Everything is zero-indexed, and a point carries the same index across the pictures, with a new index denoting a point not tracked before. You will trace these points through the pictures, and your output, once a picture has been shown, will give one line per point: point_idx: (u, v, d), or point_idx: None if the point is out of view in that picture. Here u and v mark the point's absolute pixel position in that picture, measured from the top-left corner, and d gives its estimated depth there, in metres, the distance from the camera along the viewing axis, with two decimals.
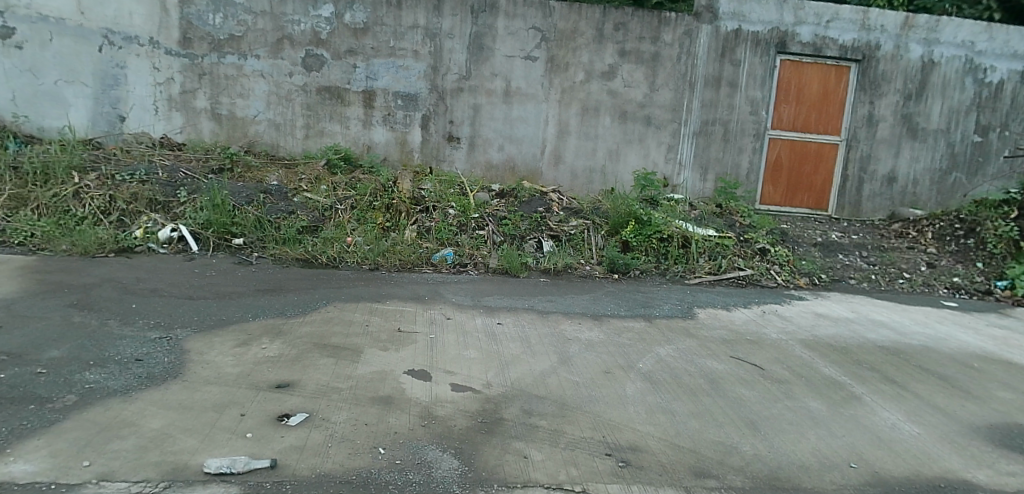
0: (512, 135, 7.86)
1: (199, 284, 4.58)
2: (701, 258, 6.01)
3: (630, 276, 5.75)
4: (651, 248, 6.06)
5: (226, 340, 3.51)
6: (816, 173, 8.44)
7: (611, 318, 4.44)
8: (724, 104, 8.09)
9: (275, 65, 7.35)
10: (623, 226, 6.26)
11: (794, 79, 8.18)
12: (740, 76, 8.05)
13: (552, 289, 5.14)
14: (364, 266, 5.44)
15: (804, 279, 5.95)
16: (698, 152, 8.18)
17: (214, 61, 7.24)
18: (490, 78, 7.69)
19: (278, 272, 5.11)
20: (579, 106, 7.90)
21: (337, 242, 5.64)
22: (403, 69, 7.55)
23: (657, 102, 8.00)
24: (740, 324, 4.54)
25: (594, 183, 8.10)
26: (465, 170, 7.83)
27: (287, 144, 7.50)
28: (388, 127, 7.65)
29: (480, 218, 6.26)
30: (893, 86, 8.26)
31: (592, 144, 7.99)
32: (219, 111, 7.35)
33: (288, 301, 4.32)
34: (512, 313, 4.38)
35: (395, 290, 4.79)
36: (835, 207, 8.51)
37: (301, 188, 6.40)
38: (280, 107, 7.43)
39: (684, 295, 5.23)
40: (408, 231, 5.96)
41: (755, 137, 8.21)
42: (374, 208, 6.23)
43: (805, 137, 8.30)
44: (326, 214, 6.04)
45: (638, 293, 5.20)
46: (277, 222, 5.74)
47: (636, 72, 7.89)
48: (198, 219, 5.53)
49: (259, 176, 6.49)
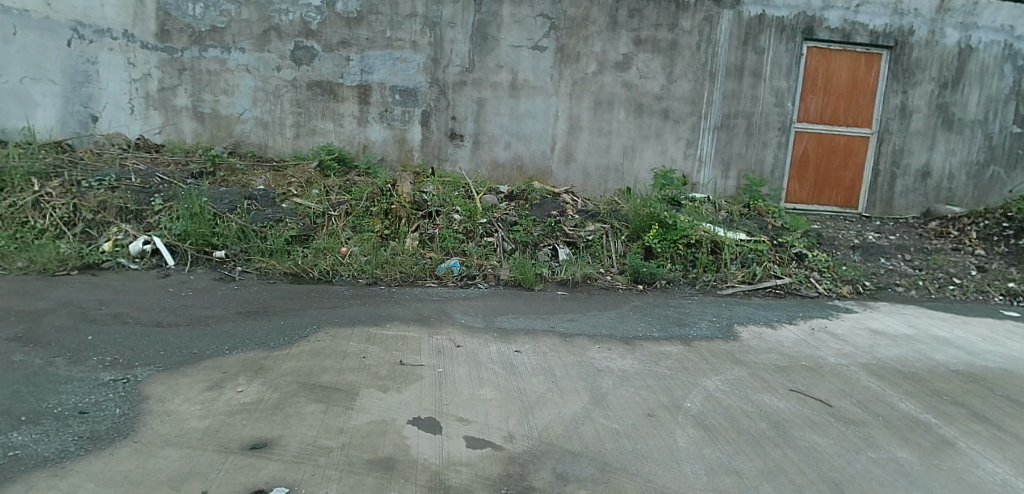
0: (520, 131, 7.28)
1: (172, 308, 4.01)
2: (733, 265, 5.45)
3: (656, 287, 5.19)
4: (678, 255, 5.50)
5: (195, 383, 2.95)
6: (846, 169, 7.86)
7: (643, 342, 3.86)
8: (747, 95, 7.51)
9: (261, 59, 6.76)
10: (645, 230, 5.70)
11: (822, 68, 7.59)
12: (765, 65, 7.45)
13: (572, 304, 4.57)
14: (361, 280, 4.88)
15: (848, 287, 5.37)
16: (720, 148, 7.60)
17: (194, 55, 6.67)
18: (495, 70, 7.11)
19: (264, 290, 4.54)
20: (591, 99, 7.31)
21: (330, 253, 5.09)
22: (401, 62, 6.96)
23: (675, 94, 7.42)
24: (791, 346, 3.97)
25: (609, 182, 7.52)
26: (469, 169, 7.25)
27: (276, 144, 6.92)
28: (385, 125, 7.06)
29: (489, 223, 5.69)
30: (929, 73, 7.67)
31: (606, 141, 7.41)
32: (201, 109, 6.77)
33: (272, 328, 3.75)
34: (530, 339, 3.80)
35: (395, 310, 4.21)
36: (865, 205, 7.94)
37: (290, 192, 5.83)
38: (267, 104, 6.85)
39: (720, 310, 4.65)
40: (409, 239, 5.39)
41: (781, 130, 7.63)
42: (371, 214, 5.65)
43: (834, 130, 7.71)
44: (318, 222, 5.48)
45: (668, 308, 4.62)
46: (263, 231, 5.18)
47: (652, 62, 7.31)
48: (174, 230, 4.98)
49: (245, 180, 5.93)
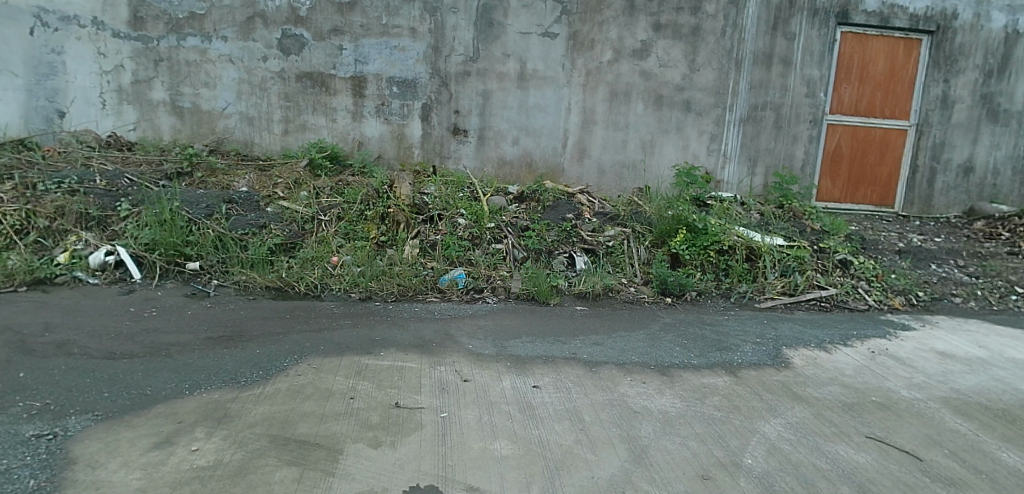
0: (529, 125, 6.69)
1: (130, 334, 3.44)
2: (771, 274, 4.87)
3: (685, 300, 4.63)
4: (708, 263, 4.93)
5: (141, 439, 2.39)
6: (881, 164, 7.27)
7: (679, 372, 3.28)
8: (775, 85, 6.91)
9: (245, 48, 6.18)
10: (671, 235, 5.13)
11: (857, 55, 6.99)
12: (794, 53, 6.85)
13: (593, 323, 3.99)
14: (354, 295, 4.32)
15: (900, 299, 4.79)
16: (746, 142, 7.00)
17: (172, 44, 6.09)
18: (502, 59, 6.51)
19: (242, 309, 3.97)
20: (606, 91, 6.72)
21: (319, 264, 4.53)
22: (398, 51, 6.37)
23: (697, 84, 6.82)
24: (854, 375, 3.39)
25: (625, 180, 6.93)
26: (474, 167, 6.67)
27: (262, 141, 6.35)
28: (382, 119, 6.48)
29: (497, 227, 5.11)
30: (973, 60, 7.05)
31: (622, 135, 6.82)
32: (180, 104, 6.21)
33: (244, 358, 3.18)
34: (549, 369, 3.23)
35: (390, 333, 3.63)
36: (902, 203, 7.36)
37: (276, 194, 5.26)
38: (253, 97, 6.28)
39: (763, 329, 4.05)
40: (408, 247, 4.82)
41: (811, 123, 7.04)
42: (365, 219, 5.07)
43: (869, 122, 7.13)
44: (306, 227, 4.91)
45: (704, 326, 4.04)
46: (244, 239, 4.62)
47: (672, 50, 6.71)
48: (141, 239, 4.42)
49: (226, 181, 5.35)
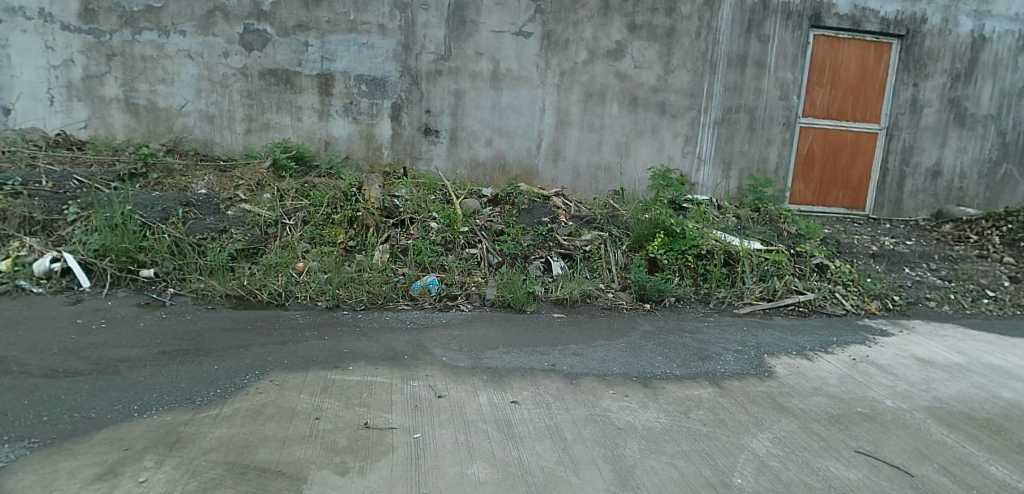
0: (503, 126, 6.54)
1: (75, 349, 3.11)
2: (750, 278, 4.84)
3: (664, 305, 4.55)
4: (687, 267, 4.87)
5: (81, 471, 2.13)
6: (852, 167, 7.35)
7: (662, 383, 3.18)
8: (749, 88, 6.90)
9: (205, 43, 5.87)
10: (649, 239, 5.05)
11: (829, 58, 7.05)
12: (768, 56, 6.87)
13: (574, 331, 3.88)
14: (321, 304, 4.09)
15: (876, 303, 4.85)
16: (720, 144, 6.99)
17: (126, 38, 5.75)
18: (475, 58, 6.34)
19: (200, 320, 3.67)
20: (581, 91, 6.61)
21: (283, 270, 4.30)
22: (368, 48, 6.15)
23: (672, 86, 6.77)
24: (837, 385, 3.35)
25: (600, 182, 6.83)
26: (447, 169, 6.49)
27: (223, 141, 6.05)
28: (350, 119, 6.25)
29: (471, 231, 4.94)
30: (940, 65, 7.18)
31: (597, 137, 6.73)
32: (135, 101, 5.86)
33: (201, 375, 2.92)
34: (528, 382, 3.08)
35: (360, 345, 3.43)
36: (871, 206, 7.46)
37: (237, 196, 4.97)
38: (214, 95, 5.97)
39: (745, 336, 4.02)
40: (378, 253, 4.61)
41: (784, 126, 7.06)
42: (333, 223, 4.84)
43: (840, 125, 7.20)
44: (269, 232, 4.65)
45: (686, 334, 3.97)
46: (203, 244, 4.34)
47: (648, 51, 6.65)
48: (90, 244, 4.10)
49: (183, 182, 5.04)
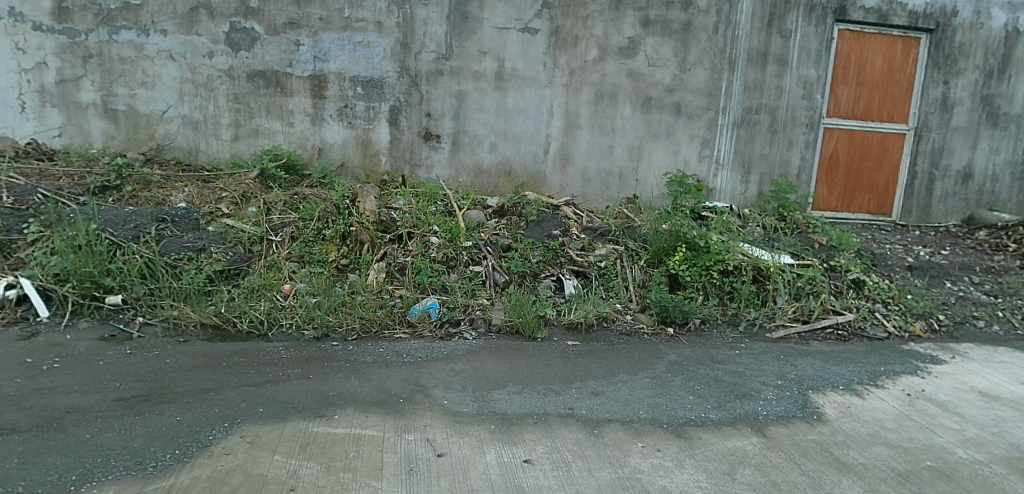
0: (508, 130, 6.10)
1: (18, 397, 2.69)
2: (781, 298, 4.43)
3: (689, 329, 4.12)
4: (712, 285, 4.44)
5: None
6: (879, 170, 6.89)
7: (697, 432, 2.75)
8: (771, 86, 6.45)
9: (188, 43, 5.45)
10: (669, 254, 4.61)
11: (854, 54, 6.60)
12: (791, 52, 6.42)
13: (591, 363, 3.45)
14: (307, 333, 3.67)
15: (920, 324, 4.40)
16: (740, 147, 6.54)
17: (102, 38, 5.33)
18: (478, 57, 5.91)
19: (168, 357, 3.25)
20: (591, 92, 6.17)
21: (267, 295, 3.88)
22: (363, 47, 5.72)
23: (688, 85, 6.33)
24: (899, 431, 2.90)
25: (612, 188, 6.39)
26: (448, 176, 6.06)
27: (209, 149, 5.63)
28: (344, 123, 5.82)
29: (474, 247, 4.51)
30: (972, 61, 6.72)
31: (608, 141, 6.29)
32: (113, 106, 5.45)
33: (160, 431, 2.50)
34: (543, 433, 2.65)
35: (349, 386, 3.00)
36: (900, 211, 7.00)
37: (219, 210, 4.54)
38: (198, 99, 5.55)
39: (783, 368, 3.60)
40: (372, 272, 4.18)
41: (808, 127, 6.61)
42: (323, 239, 4.41)
43: (867, 126, 6.75)
44: (253, 250, 4.22)
45: (717, 366, 3.53)
46: (179, 266, 3.92)
47: (662, 48, 6.21)
48: (50, 268, 3.68)
49: (161, 195, 4.62)
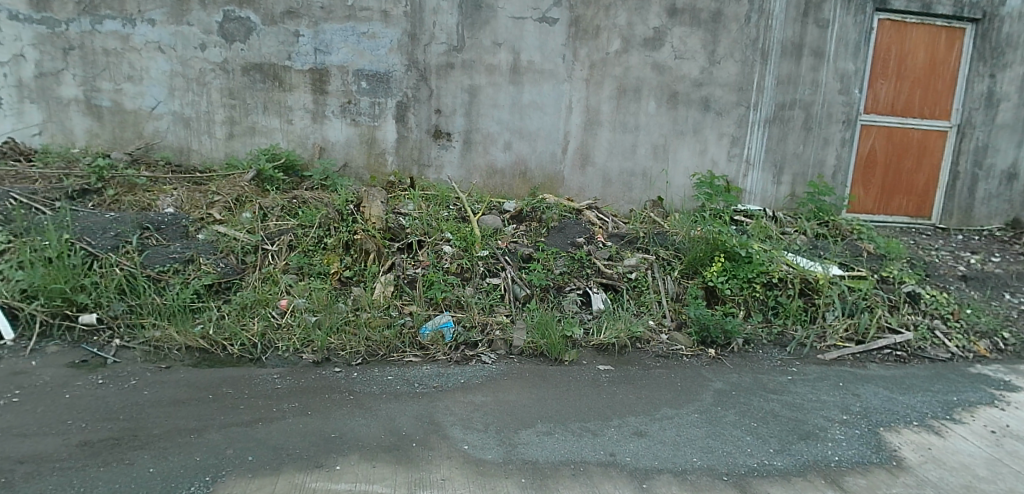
0: (523, 127, 5.67)
1: None
2: (831, 314, 4.01)
3: (731, 351, 3.71)
4: (754, 300, 4.03)
5: None
6: (919, 170, 6.43)
7: (763, 485, 2.31)
8: (805, 80, 6.00)
9: (178, 34, 5.04)
10: (705, 264, 4.19)
11: (894, 46, 6.14)
12: (827, 43, 5.97)
13: (628, 395, 3.03)
14: (306, 357, 3.26)
15: (986, 343, 3.96)
16: (772, 146, 6.09)
17: (85, 28, 4.92)
18: (491, 49, 5.48)
19: (147, 387, 2.84)
20: (613, 86, 5.73)
21: (261, 313, 3.47)
22: (368, 38, 5.29)
23: (717, 79, 5.88)
24: (999, 482, 2.45)
25: (634, 190, 5.96)
26: (459, 177, 5.65)
27: (202, 148, 5.23)
28: (348, 121, 5.40)
29: (491, 256, 4.09)
30: (1021, 53, 6.24)
31: (631, 139, 5.85)
32: (98, 101, 5.04)
33: (128, 489, 2.09)
34: (582, 488, 2.22)
35: (352, 426, 2.58)
36: (940, 214, 6.54)
37: (210, 216, 4.13)
38: (189, 94, 5.14)
39: (845, 399, 3.17)
40: (379, 285, 3.76)
41: (844, 125, 6.16)
42: (324, 248, 4.00)
43: (906, 123, 6.29)
44: (247, 260, 3.81)
45: (772, 398, 3.10)
46: (163, 281, 3.50)
47: (690, 39, 5.76)
48: (16, 283, 3.27)
49: (146, 199, 4.21)
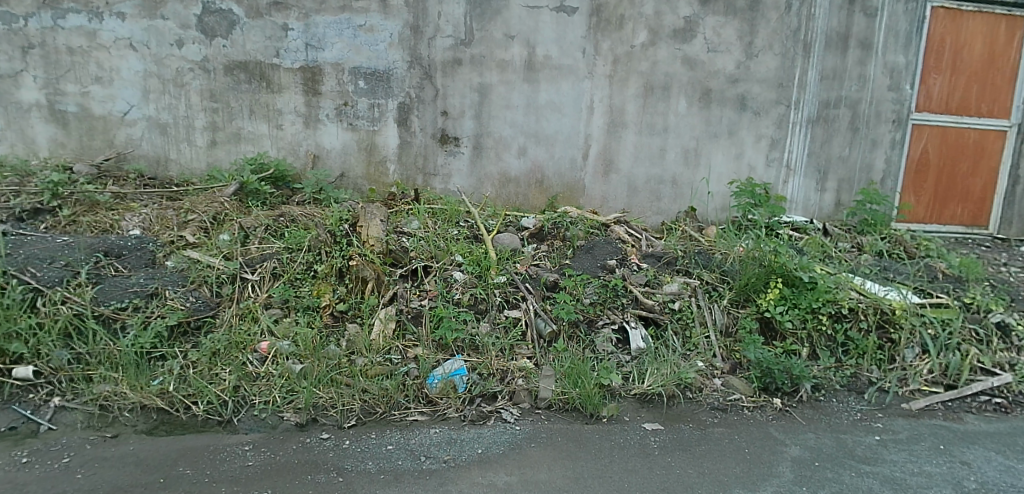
0: (540, 131, 5.07)
1: None
2: (910, 351, 3.41)
3: (799, 400, 3.12)
4: (819, 335, 3.42)
5: None
6: (975, 174, 5.76)
7: None
8: (852, 75, 5.37)
9: (152, 30, 4.46)
10: (759, 292, 3.57)
11: (949, 36, 5.47)
12: (876, 34, 5.33)
13: (687, 470, 2.43)
14: (288, 419, 2.67)
15: None
16: (816, 149, 5.46)
17: (46, 24, 4.35)
18: (504, 43, 4.87)
19: (81, 469, 2.26)
20: (639, 84, 5.11)
21: (236, 360, 2.88)
22: (365, 32, 4.69)
23: (755, 74, 5.25)
24: None
25: (664, 199, 5.34)
26: (469, 187, 5.05)
27: (181, 157, 4.66)
28: (344, 125, 4.81)
29: (510, 283, 3.48)
30: None
31: (659, 142, 5.24)
32: (62, 106, 4.47)
33: None
34: None
35: None
36: (998, 223, 5.87)
37: (182, 239, 3.55)
38: (166, 97, 4.56)
39: (955, 470, 2.55)
40: (378, 323, 3.16)
41: (895, 124, 5.52)
42: (314, 276, 3.40)
43: (962, 122, 5.62)
44: (223, 293, 3.21)
45: (864, 473, 2.49)
46: (119, 322, 2.91)
47: (725, 30, 5.14)
48: None
49: (109, 220, 3.64)
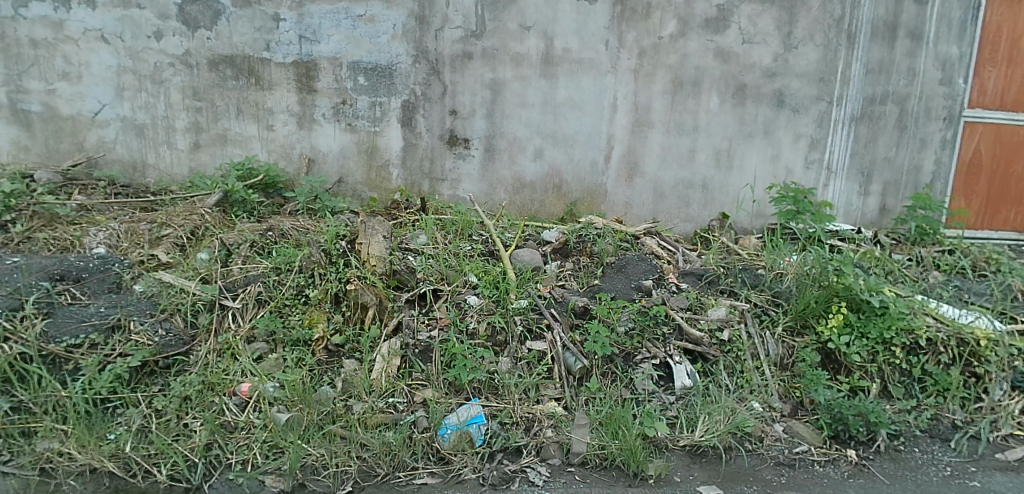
0: (558, 131, 4.59)
1: None
2: (998, 389, 2.92)
3: (877, 450, 2.64)
4: (893, 370, 2.93)
5: None
6: None
7: None
8: (901, 69, 4.77)
9: (127, 20, 3.99)
10: (820, 319, 3.07)
11: (1008, 23, 4.79)
12: (927, 23, 4.71)
13: None
14: (271, 486, 2.22)
15: None
16: (859, 150, 4.89)
17: (7, 13, 3.89)
18: (518, 34, 4.38)
19: None
20: (668, 79, 4.61)
21: (211, 408, 2.43)
22: (365, 22, 4.21)
23: (796, 68, 4.72)
24: None
25: (692, 205, 4.86)
26: (480, 194, 4.59)
27: (160, 162, 4.21)
28: (342, 126, 4.34)
29: (532, 309, 3.00)
30: None
31: (688, 143, 4.74)
32: (26, 106, 4.03)
33: None
34: None
35: None
36: None
37: (153, 258, 3.09)
38: (142, 95, 4.10)
39: None
40: (381, 360, 2.69)
41: (947, 122, 4.88)
42: (306, 302, 2.92)
43: (1018, 119, 4.94)
44: (198, 323, 2.73)
45: None
46: (72, 363, 2.45)
47: (763, 18, 4.61)
48: None
49: (70, 236, 3.21)
